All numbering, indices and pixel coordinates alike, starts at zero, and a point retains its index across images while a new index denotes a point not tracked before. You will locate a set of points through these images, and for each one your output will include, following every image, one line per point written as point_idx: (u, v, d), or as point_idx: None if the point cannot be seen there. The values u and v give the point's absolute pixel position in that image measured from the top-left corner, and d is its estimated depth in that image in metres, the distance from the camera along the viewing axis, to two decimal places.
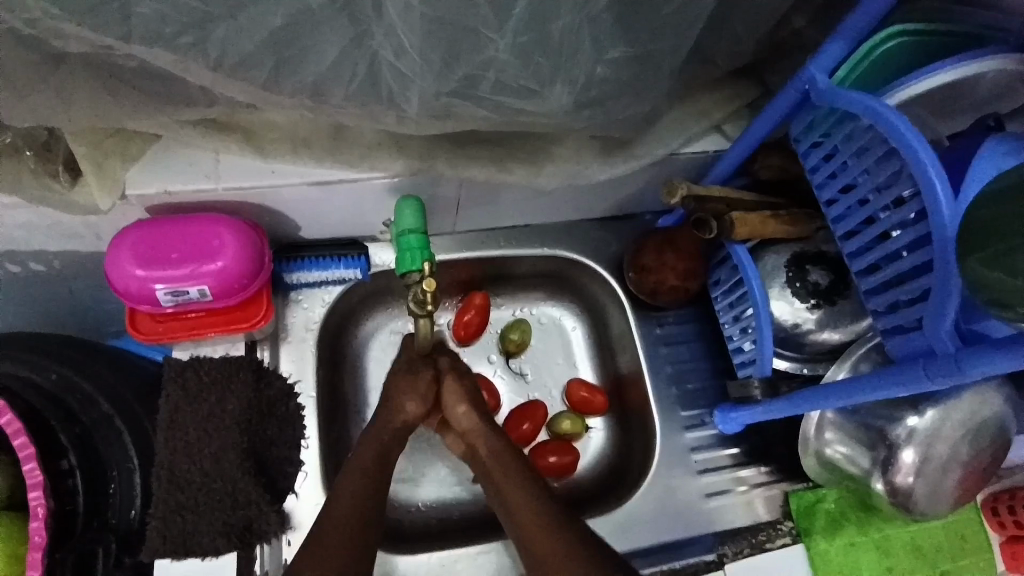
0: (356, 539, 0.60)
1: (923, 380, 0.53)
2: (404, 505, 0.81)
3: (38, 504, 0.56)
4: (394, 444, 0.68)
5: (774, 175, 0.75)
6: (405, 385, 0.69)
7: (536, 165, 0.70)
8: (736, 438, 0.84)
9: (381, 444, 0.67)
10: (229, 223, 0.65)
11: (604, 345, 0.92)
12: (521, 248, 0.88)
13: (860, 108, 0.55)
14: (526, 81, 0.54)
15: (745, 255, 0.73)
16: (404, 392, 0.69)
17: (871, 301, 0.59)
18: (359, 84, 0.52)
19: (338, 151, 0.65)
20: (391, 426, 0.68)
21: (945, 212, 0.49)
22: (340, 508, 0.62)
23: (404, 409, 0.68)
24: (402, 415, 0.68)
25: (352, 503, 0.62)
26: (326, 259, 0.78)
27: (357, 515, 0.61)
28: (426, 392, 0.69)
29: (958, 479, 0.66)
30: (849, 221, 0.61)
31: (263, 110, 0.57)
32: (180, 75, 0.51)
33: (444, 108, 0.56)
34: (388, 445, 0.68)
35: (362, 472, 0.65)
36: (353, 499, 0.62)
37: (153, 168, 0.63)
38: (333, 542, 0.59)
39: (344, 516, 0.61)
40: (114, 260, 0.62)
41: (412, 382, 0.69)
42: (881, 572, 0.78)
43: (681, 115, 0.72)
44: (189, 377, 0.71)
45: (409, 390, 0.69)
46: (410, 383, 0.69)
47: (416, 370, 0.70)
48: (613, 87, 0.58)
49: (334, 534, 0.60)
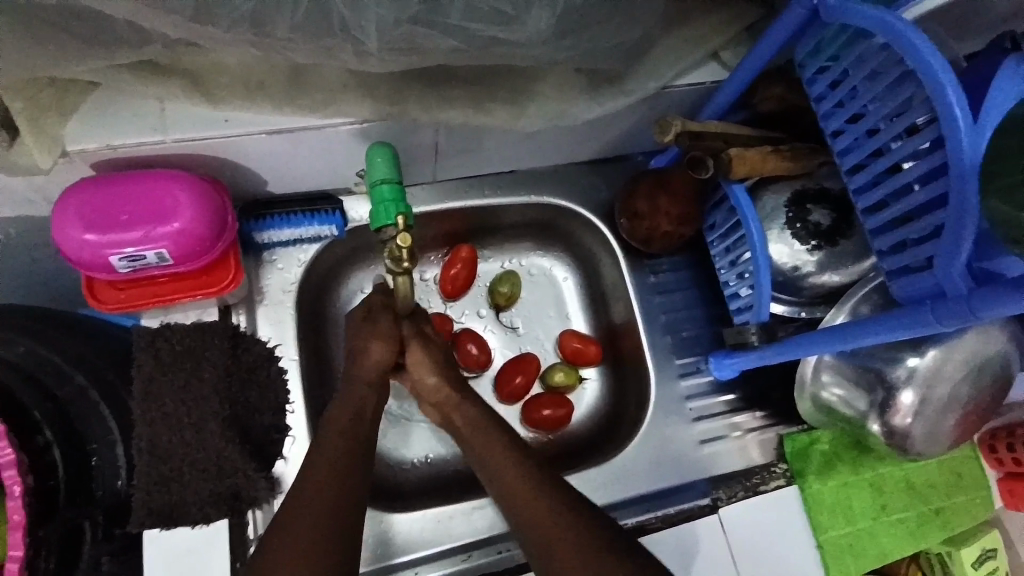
0: (335, 503, 0.56)
1: (930, 324, 0.50)
2: (398, 462, 0.81)
3: (14, 484, 0.54)
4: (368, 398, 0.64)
5: (776, 107, 0.70)
6: (371, 334, 0.65)
7: (518, 105, 0.64)
8: (731, 384, 0.83)
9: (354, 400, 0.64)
10: (184, 181, 0.60)
11: (597, 295, 0.89)
12: (506, 197, 0.83)
13: (873, 23, 0.49)
14: (498, 4, 0.48)
15: (743, 195, 0.68)
16: (369, 339, 0.65)
17: (876, 240, 0.56)
18: (306, 14, 0.46)
19: (297, 95, 0.58)
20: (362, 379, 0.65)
21: (966, 139, 0.44)
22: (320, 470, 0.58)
23: (370, 356, 0.65)
24: (366, 366, 0.65)
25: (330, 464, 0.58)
26: (298, 216, 0.73)
27: (337, 472, 0.58)
28: (391, 338, 0.66)
29: (955, 418, 0.66)
30: (857, 153, 0.56)
31: (206, 49, 0.51)
32: (102, 9, 0.44)
33: (407, 41, 0.49)
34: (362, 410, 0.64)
35: (337, 433, 0.61)
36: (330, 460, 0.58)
37: (93, 121, 0.57)
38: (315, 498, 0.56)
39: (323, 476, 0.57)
40: (60, 225, 0.58)
41: (375, 329, 0.66)
42: (873, 508, 0.78)
43: (675, 42, 0.66)
44: (162, 346, 0.68)
45: (373, 338, 0.65)
46: (375, 332, 0.66)
47: (375, 316, 0.66)
48: (599, 9, 0.52)
49: (311, 495, 0.56)
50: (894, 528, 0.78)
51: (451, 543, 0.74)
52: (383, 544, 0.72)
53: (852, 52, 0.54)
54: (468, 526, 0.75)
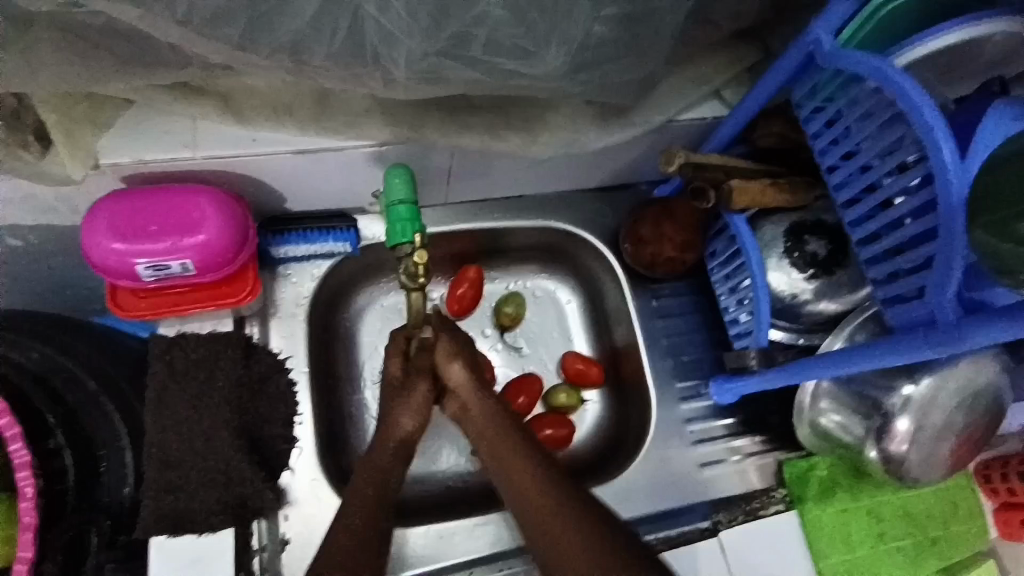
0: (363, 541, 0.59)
1: (923, 350, 0.52)
2: (406, 478, 0.81)
3: (26, 485, 0.56)
4: (395, 465, 0.67)
5: (775, 143, 0.73)
6: (403, 404, 0.69)
7: (531, 132, 0.67)
8: (730, 409, 0.85)
9: (380, 465, 0.66)
10: (209, 195, 0.63)
11: (600, 318, 0.91)
12: (514, 220, 0.86)
13: (867, 69, 0.53)
14: (520, 41, 0.52)
15: (744, 224, 0.72)
16: (401, 410, 0.69)
17: (872, 270, 0.58)
18: (342, 43, 0.49)
19: (323, 118, 0.61)
20: (392, 446, 0.68)
21: (954, 176, 0.47)
22: (349, 517, 0.61)
23: (402, 424, 0.69)
24: (401, 434, 0.68)
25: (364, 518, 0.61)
26: (314, 233, 0.76)
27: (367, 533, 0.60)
28: (422, 407, 0.70)
29: (951, 445, 0.67)
30: (852, 188, 0.59)
31: (242, 72, 0.54)
32: (150, 33, 0.47)
33: (433, 71, 0.53)
34: (388, 470, 0.66)
35: (367, 498, 0.62)
36: (363, 513, 0.61)
37: (126, 137, 0.60)
38: (345, 538, 0.59)
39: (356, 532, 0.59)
40: (90, 233, 0.60)
41: (408, 399, 0.69)
42: (872, 537, 0.79)
43: (679, 79, 0.70)
44: (177, 354, 0.70)
45: (405, 410, 0.69)
46: (404, 401, 0.69)
47: (408, 387, 0.70)
48: (611, 47, 0.56)
49: (344, 533, 0.59)
50: (892, 557, 0.79)
51: (449, 561, 0.74)
52: (383, 561, 0.72)
53: (847, 94, 0.58)
54: (469, 543, 0.75)
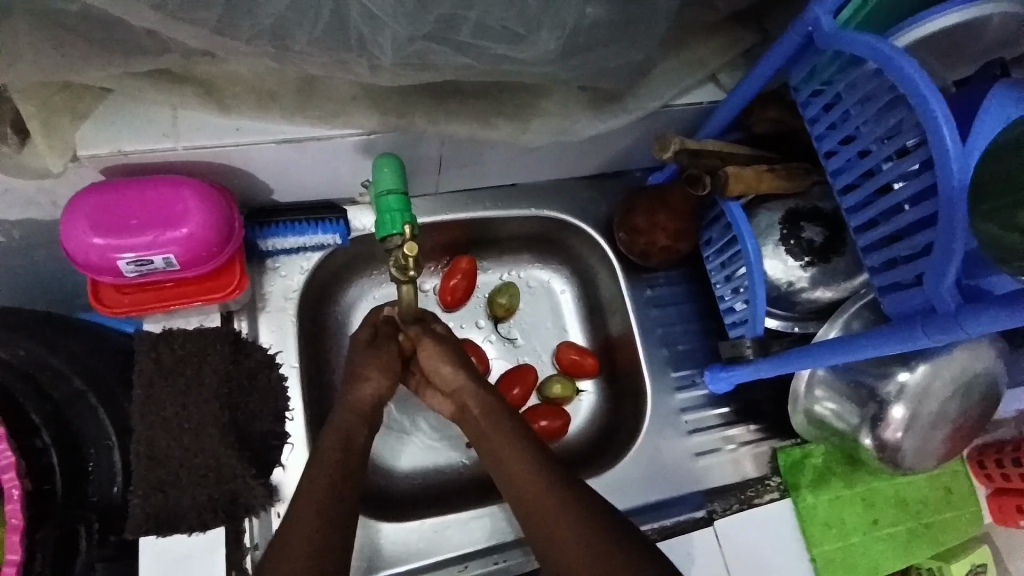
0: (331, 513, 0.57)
1: (921, 338, 0.51)
2: (408, 476, 0.81)
3: (13, 486, 0.54)
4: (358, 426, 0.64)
5: (770, 128, 0.72)
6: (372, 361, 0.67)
7: (524, 120, 0.66)
8: (725, 398, 0.84)
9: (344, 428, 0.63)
10: (192, 186, 0.61)
11: (595, 308, 0.90)
12: (506, 209, 0.85)
13: (868, 51, 0.51)
14: (510, 24, 0.50)
15: (739, 212, 0.71)
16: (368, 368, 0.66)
17: (869, 257, 0.58)
18: (325, 28, 0.47)
19: (307, 107, 0.60)
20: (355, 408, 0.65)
21: (954, 161, 0.46)
22: (313, 488, 0.58)
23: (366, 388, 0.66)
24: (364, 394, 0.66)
25: (325, 483, 0.59)
26: (303, 224, 0.74)
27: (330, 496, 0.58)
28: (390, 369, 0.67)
29: (945, 433, 0.67)
30: (849, 174, 0.58)
31: (222, 59, 0.52)
32: (124, 17, 0.45)
33: (421, 56, 0.51)
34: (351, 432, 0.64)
35: (331, 460, 0.60)
36: (326, 475, 0.59)
37: (105, 127, 0.58)
38: (308, 501, 0.57)
39: (319, 499, 0.57)
40: (69, 228, 0.58)
41: (377, 356, 0.67)
42: (866, 523, 0.79)
43: (674, 64, 0.68)
44: (163, 351, 0.68)
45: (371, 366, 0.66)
46: (375, 359, 0.67)
47: (379, 345, 0.68)
48: (605, 30, 0.54)
49: (306, 499, 0.57)
50: (885, 543, 0.79)
51: (443, 554, 0.74)
52: (376, 556, 0.72)
53: (845, 77, 0.57)
54: (463, 537, 0.74)
